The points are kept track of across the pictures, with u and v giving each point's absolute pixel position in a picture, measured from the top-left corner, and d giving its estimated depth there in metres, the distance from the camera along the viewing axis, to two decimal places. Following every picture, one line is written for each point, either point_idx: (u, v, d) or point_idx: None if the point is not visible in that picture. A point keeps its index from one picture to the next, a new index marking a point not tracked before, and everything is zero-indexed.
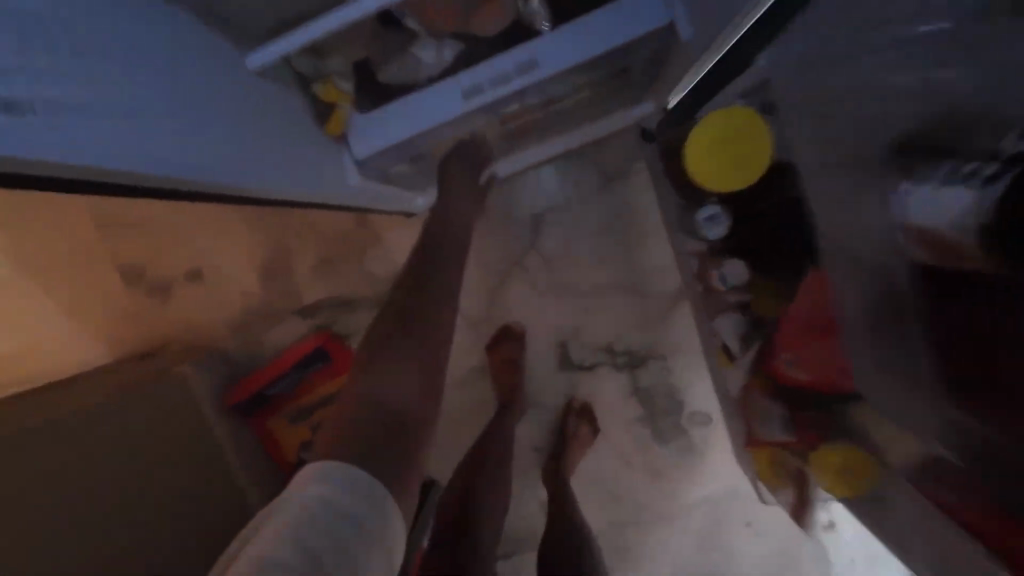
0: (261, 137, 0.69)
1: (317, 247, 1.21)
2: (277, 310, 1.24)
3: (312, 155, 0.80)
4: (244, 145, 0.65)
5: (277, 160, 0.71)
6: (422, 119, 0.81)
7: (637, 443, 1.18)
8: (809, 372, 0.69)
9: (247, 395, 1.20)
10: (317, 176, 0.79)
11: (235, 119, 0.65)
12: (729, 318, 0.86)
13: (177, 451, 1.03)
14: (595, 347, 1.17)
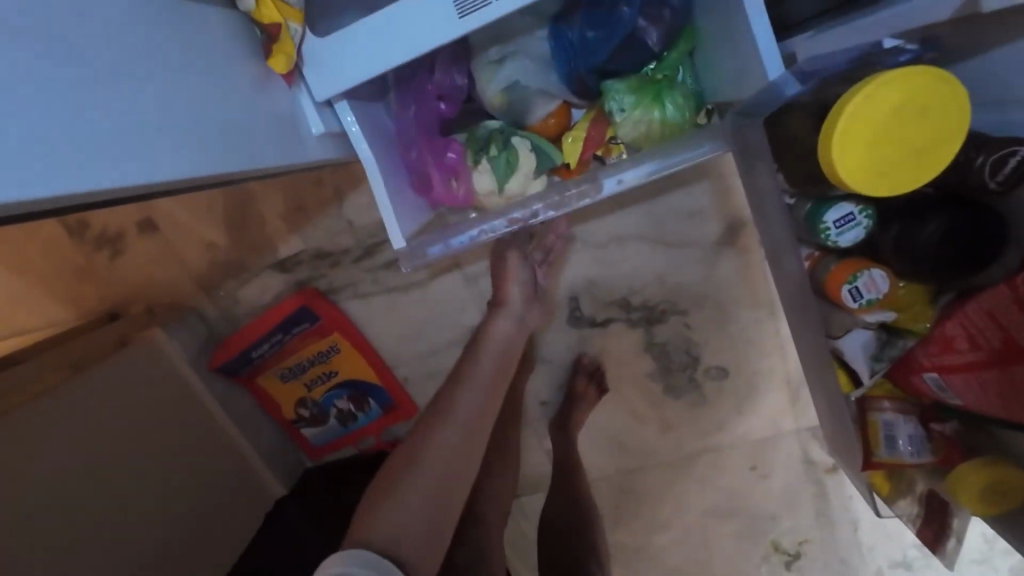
0: (192, 101, 0.55)
1: (289, 193, 1.03)
2: (250, 266, 1.10)
3: (276, 111, 0.65)
4: (168, 119, 0.51)
5: (223, 129, 0.58)
6: (391, 50, 0.59)
7: (649, 397, 1.13)
8: (963, 397, 0.64)
9: (230, 356, 1.11)
10: (282, 141, 0.65)
11: (153, 86, 0.51)
12: (858, 336, 0.73)
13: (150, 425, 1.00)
14: (608, 301, 1.07)
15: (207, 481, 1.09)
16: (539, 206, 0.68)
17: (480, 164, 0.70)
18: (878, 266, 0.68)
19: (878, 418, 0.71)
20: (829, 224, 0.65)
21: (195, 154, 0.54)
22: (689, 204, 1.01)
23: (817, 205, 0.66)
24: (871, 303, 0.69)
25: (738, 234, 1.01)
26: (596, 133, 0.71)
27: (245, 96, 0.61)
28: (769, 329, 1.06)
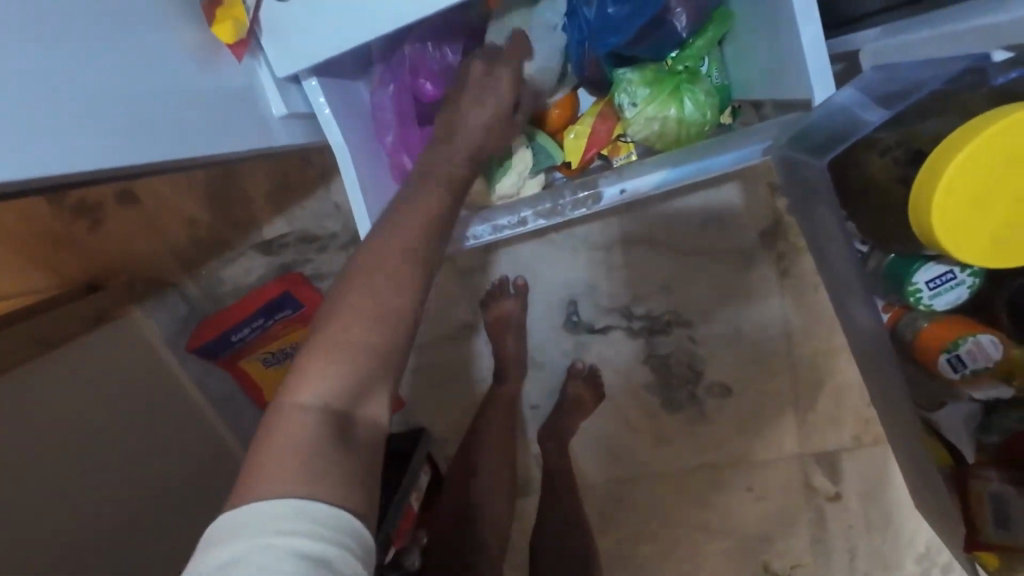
0: (120, 77, 0.47)
1: (273, 171, 0.97)
2: (233, 245, 1.04)
3: (227, 89, 0.57)
4: (88, 99, 0.44)
5: (159, 111, 0.50)
6: (360, 27, 0.51)
7: (644, 409, 1.07)
8: None
9: (209, 340, 1.06)
10: (240, 122, 0.58)
11: (73, 61, 0.43)
12: (956, 406, 0.61)
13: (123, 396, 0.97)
14: (609, 308, 1.00)
15: (181, 466, 1.05)
16: (529, 213, 0.64)
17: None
18: (984, 330, 0.54)
19: (982, 489, 0.59)
20: (920, 286, 0.53)
21: (125, 140, 0.46)
22: (704, 209, 0.93)
23: (902, 260, 0.53)
24: (977, 373, 0.55)
25: (757, 245, 0.93)
26: (604, 129, 0.63)
27: (187, 71, 0.53)
28: (780, 349, 0.99)
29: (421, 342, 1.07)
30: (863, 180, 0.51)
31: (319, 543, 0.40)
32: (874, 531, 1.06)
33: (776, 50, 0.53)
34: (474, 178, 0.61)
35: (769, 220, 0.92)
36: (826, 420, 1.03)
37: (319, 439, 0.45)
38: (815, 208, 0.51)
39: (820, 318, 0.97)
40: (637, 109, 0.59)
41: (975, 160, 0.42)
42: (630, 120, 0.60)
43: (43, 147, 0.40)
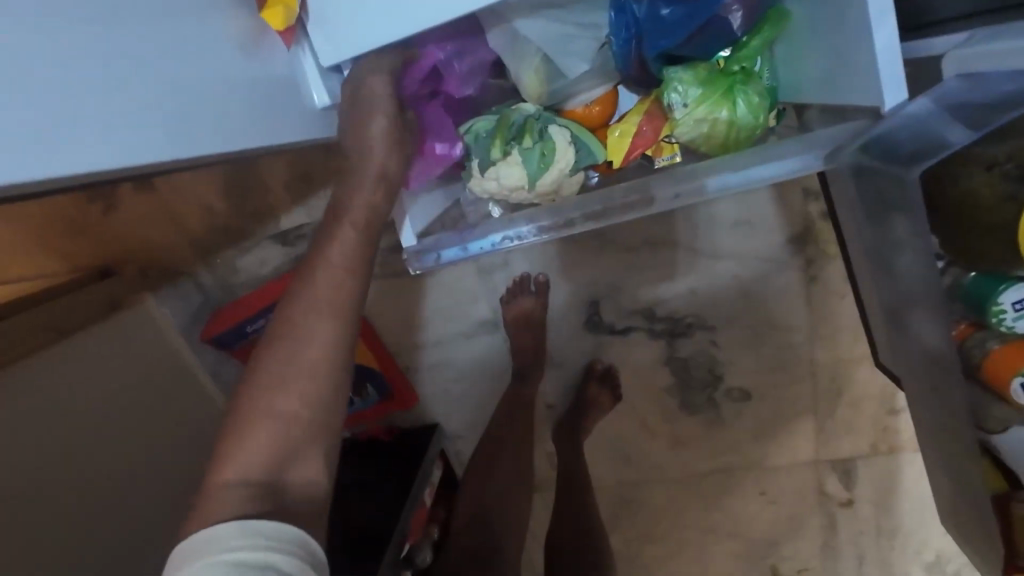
0: (167, 64, 0.45)
1: (293, 159, 0.95)
2: (249, 234, 1.02)
3: (268, 77, 0.56)
4: (138, 88, 0.42)
5: (208, 99, 0.48)
6: (406, 15, 0.49)
7: (662, 412, 1.06)
8: None
9: (222, 330, 1.04)
10: (282, 111, 0.57)
11: (129, 51, 0.42)
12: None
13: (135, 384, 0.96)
14: (630, 309, 0.99)
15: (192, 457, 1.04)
16: (577, 216, 0.63)
17: (510, 155, 0.59)
18: None
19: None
20: (1005, 307, 0.55)
21: (174, 130, 0.45)
22: (734, 212, 0.91)
23: (985, 278, 0.56)
24: None
25: (786, 250, 0.92)
26: (649, 129, 0.61)
27: (230, 58, 0.52)
28: (803, 356, 0.98)
29: (439, 338, 1.06)
30: (959, 196, 0.51)
31: (255, 555, 0.43)
32: (886, 538, 1.06)
33: (837, 52, 0.51)
34: (512, 175, 0.58)
35: (801, 224, 0.90)
36: (844, 427, 1.02)
37: (280, 455, 0.50)
38: (893, 220, 0.53)
39: (845, 326, 0.95)
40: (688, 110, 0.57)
41: None
42: (679, 121, 0.58)
43: (105, 140, 0.39)
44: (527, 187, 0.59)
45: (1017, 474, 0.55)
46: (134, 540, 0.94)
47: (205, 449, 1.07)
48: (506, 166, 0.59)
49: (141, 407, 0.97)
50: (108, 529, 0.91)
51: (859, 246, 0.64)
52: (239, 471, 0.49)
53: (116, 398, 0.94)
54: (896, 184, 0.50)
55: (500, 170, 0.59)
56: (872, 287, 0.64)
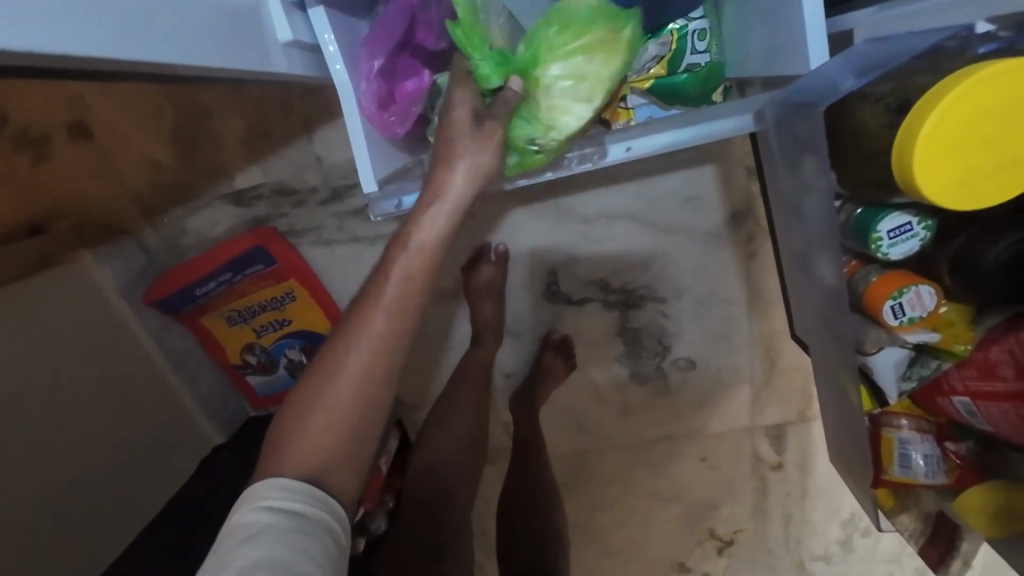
0: None
1: (248, 114, 0.92)
2: (199, 192, 0.98)
3: (229, 3, 0.55)
4: None
5: (164, 5, 0.47)
6: None
7: (613, 380, 1.11)
8: (994, 424, 0.58)
9: (168, 291, 1.00)
10: (241, 38, 0.55)
11: None
12: (890, 352, 0.61)
13: (67, 344, 0.91)
14: (586, 281, 1.03)
15: (131, 425, 1.00)
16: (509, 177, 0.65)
17: (473, 108, 0.59)
18: (925, 282, 0.58)
19: (894, 435, 0.64)
20: (882, 235, 0.55)
21: (127, 24, 0.42)
22: (683, 189, 0.97)
23: (870, 211, 0.55)
24: (913, 321, 0.59)
25: (728, 226, 0.98)
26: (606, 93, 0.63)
27: None
28: (744, 327, 1.05)
29: None
30: (854, 127, 0.53)
31: (283, 501, 0.52)
32: (807, 499, 1.15)
33: (778, 24, 0.56)
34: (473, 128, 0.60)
35: (745, 201, 0.96)
36: (776, 396, 1.11)
37: (317, 433, 0.55)
38: (802, 159, 0.55)
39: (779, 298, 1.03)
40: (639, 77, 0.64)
41: (929, 164, 0.46)
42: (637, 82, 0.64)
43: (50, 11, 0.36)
44: None
45: (884, 396, 0.64)
46: (67, 508, 0.89)
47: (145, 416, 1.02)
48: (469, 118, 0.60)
49: (75, 369, 0.92)
50: (34, 499, 0.85)
51: (776, 194, 0.67)
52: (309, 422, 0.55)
53: (47, 359, 0.88)
54: (804, 123, 0.52)
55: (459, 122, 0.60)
56: (789, 236, 0.66)
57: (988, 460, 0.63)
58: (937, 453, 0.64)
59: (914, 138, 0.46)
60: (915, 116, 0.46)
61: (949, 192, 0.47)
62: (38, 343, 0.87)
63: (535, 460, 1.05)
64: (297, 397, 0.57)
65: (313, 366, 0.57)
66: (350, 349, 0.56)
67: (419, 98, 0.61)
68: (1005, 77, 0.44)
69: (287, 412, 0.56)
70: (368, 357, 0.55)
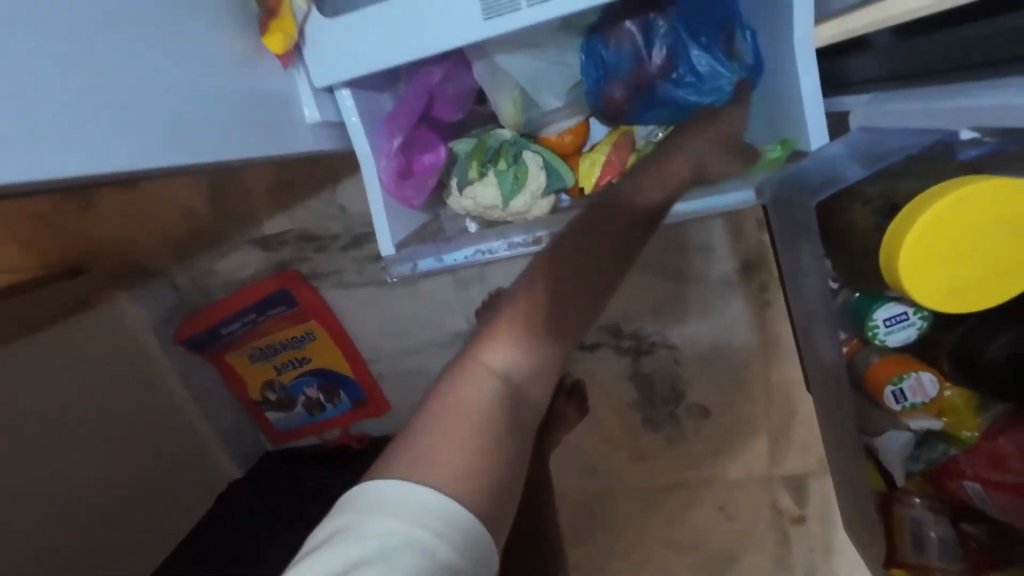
0: (158, 81, 0.49)
1: (277, 166, 0.97)
2: (230, 238, 1.03)
3: (259, 95, 0.60)
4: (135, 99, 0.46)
5: (196, 113, 0.52)
6: (398, 49, 0.52)
7: (625, 426, 1.10)
8: (1006, 514, 0.57)
9: (196, 331, 1.05)
10: (268, 126, 0.61)
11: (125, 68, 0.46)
12: (896, 434, 0.61)
13: (98, 384, 0.97)
14: (598, 326, 1.04)
15: (153, 460, 1.03)
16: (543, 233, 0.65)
17: (486, 176, 0.63)
18: (927, 368, 0.57)
19: (905, 515, 0.64)
20: (878, 323, 0.55)
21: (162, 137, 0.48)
22: (694, 240, 0.98)
23: (866, 298, 0.55)
24: (915, 408, 0.58)
25: (739, 276, 0.98)
26: (615, 163, 0.65)
27: (226, 76, 0.56)
28: (759, 376, 1.04)
29: (414, 348, 1.09)
30: (844, 225, 0.53)
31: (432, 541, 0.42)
32: (834, 555, 1.10)
33: (780, 107, 0.59)
34: (487, 194, 0.62)
35: (757, 252, 0.96)
36: (795, 445, 1.08)
37: (474, 437, 0.49)
38: (798, 244, 0.55)
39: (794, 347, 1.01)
40: (645, 149, 0.65)
41: (914, 275, 0.47)
42: (642, 151, 0.66)
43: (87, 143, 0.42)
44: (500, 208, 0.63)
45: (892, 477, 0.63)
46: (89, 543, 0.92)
47: (168, 451, 1.07)
48: (482, 185, 0.63)
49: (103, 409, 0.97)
50: (58, 536, 0.88)
51: None
52: (461, 422, 0.49)
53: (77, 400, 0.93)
54: (800, 206, 0.53)
55: (471, 188, 0.63)
56: None
57: (1005, 543, 0.61)
58: (948, 534, 0.63)
59: (895, 251, 0.47)
60: (895, 230, 0.47)
61: (933, 297, 0.47)
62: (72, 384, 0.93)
63: (546, 508, 1.04)
64: (444, 399, 0.51)
65: (455, 369, 0.53)
66: (504, 350, 0.54)
67: (435, 170, 0.64)
68: (986, 191, 0.44)
69: (433, 416, 0.50)
70: (520, 363, 0.54)
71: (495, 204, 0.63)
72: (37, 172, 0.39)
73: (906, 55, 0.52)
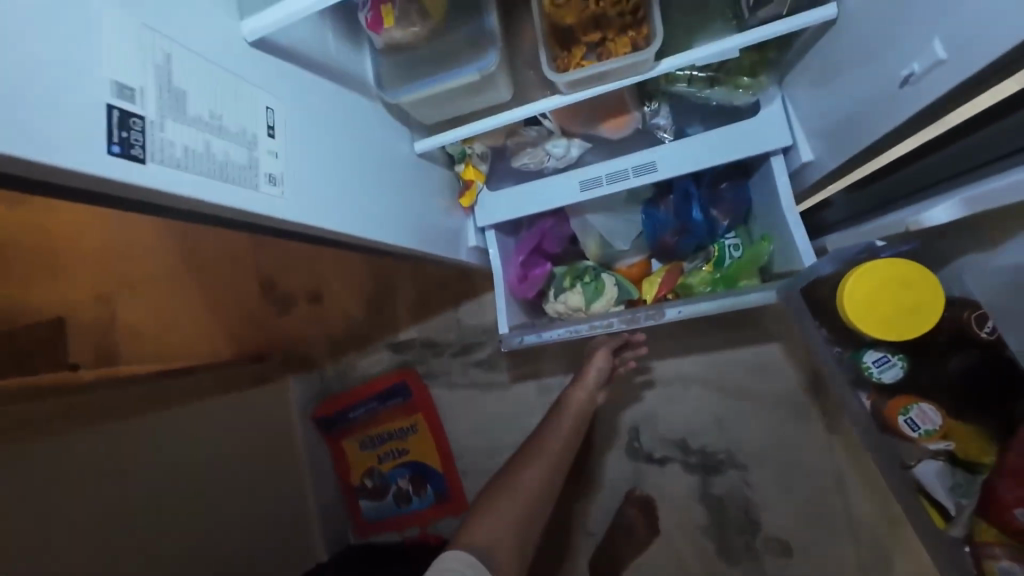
0: (405, 200, 0.75)
1: (419, 289, 1.32)
2: (373, 340, 1.36)
3: (449, 224, 0.87)
4: (393, 208, 0.72)
5: (417, 222, 0.78)
6: (531, 204, 0.85)
7: (700, 555, 1.08)
8: None
9: (331, 412, 1.32)
10: (448, 242, 0.86)
11: (395, 191, 0.74)
12: (928, 465, 0.70)
13: (251, 444, 1.22)
14: (667, 440, 1.12)
15: (268, 525, 1.21)
16: (614, 318, 0.83)
17: (575, 287, 0.90)
18: (924, 400, 0.69)
19: (992, 563, 0.64)
20: (869, 365, 0.70)
21: (398, 229, 0.72)
22: (751, 360, 1.08)
23: (853, 351, 0.72)
24: (930, 435, 0.69)
25: (804, 398, 1.05)
26: (668, 283, 0.89)
27: (436, 207, 0.84)
28: (840, 509, 1.02)
29: (498, 446, 1.24)
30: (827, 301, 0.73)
31: None
32: None
33: (780, 235, 0.81)
34: (576, 299, 0.89)
35: (817, 376, 1.05)
36: None
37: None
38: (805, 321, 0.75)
39: (876, 481, 1.01)
40: (692, 270, 0.88)
41: (855, 310, 0.67)
42: (689, 272, 0.88)
43: (369, 223, 0.66)
44: (585, 309, 0.89)
45: (951, 513, 0.69)
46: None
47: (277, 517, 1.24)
48: (574, 294, 0.90)
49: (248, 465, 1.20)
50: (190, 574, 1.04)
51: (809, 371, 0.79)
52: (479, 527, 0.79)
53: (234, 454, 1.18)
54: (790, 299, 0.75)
55: (564, 295, 0.91)
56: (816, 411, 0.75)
57: None
58: None
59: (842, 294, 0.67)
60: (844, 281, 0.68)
61: (869, 325, 0.66)
62: (237, 440, 1.19)
63: None
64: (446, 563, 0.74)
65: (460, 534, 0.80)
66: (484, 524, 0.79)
67: (542, 279, 0.94)
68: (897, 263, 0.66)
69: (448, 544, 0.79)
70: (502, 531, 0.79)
71: (582, 308, 0.90)
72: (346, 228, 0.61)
73: (852, 200, 0.76)
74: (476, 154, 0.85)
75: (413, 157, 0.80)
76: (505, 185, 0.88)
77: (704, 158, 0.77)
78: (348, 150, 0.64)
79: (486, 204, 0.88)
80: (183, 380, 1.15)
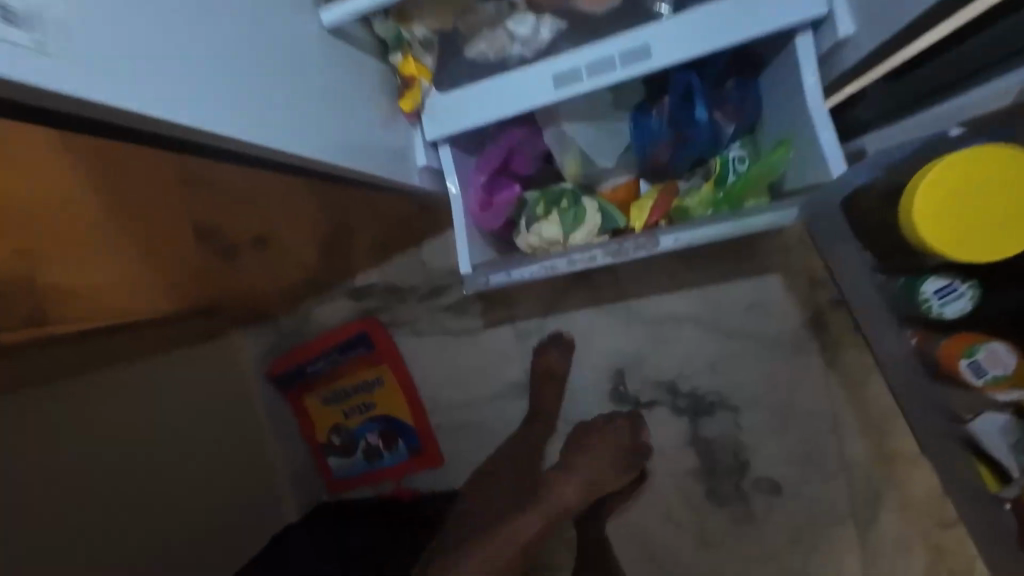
0: (323, 101, 0.60)
1: (377, 227, 1.13)
2: (329, 287, 1.19)
3: (391, 136, 0.72)
4: (306, 109, 0.57)
5: (343, 130, 0.63)
6: (494, 108, 0.68)
7: (686, 497, 1.04)
8: None
9: (287, 368, 1.19)
10: (393, 158, 0.71)
11: (308, 88, 0.58)
12: (993, 415, 0.65)
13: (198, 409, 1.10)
14: (655, 383, 1.03)
15: (232, 490, 1.12)
16: (598, 250, 0.70)
17: (550, 215, 0.76)
18: (996, 339, 0.63)
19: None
20: (929, 296, 0.63)
21: (316, 134, 0.58)
22: (747, 296, 0.98)
23: (910, 280, 0.65)
24: (999, 379, 0.62)
25: (803, 332, 0.96)
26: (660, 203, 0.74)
27: (372, 114, 0.68)
28: (835, 447, 0.96)
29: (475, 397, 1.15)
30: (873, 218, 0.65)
31: None
32: None
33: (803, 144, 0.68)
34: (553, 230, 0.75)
35: (823, 308, 0.95)
36: (888, 539, 0.95)
37: None
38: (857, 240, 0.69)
39: (882, 419, 0.93)
40: (689, 190, 0.74)
41: (936, 231, 0.56)
42: (685, 194, 0.74)
43: (269, 126, 0.52)
44: (562, 241, 0.75)
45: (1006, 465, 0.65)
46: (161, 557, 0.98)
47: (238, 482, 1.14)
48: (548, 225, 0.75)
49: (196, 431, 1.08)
50: (145, 551, 0.96)
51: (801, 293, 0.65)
52: None
53: (175, 421, 1.05)
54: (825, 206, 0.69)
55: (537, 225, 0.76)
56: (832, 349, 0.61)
57: None
58: None
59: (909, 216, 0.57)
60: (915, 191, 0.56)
61: (951, 243, 0.56)
62: (178, 405, 1.06)
63: None
64: None
65: None
66: None
67: (508, 205, 0.79)
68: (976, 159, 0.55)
69: None
70: None
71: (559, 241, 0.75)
72: (231, 131, 0.47)
73: (892, 93, 0.66)
74: (417, 42, 0.69)
75: (330, 47, 0.64)
76: (460, 85, 0.70)
77: (710, 37, 0.61)
78: (223, 25, 0.49)
79: (436, 107, 0.72)
80: (116, 340, 0.96)
